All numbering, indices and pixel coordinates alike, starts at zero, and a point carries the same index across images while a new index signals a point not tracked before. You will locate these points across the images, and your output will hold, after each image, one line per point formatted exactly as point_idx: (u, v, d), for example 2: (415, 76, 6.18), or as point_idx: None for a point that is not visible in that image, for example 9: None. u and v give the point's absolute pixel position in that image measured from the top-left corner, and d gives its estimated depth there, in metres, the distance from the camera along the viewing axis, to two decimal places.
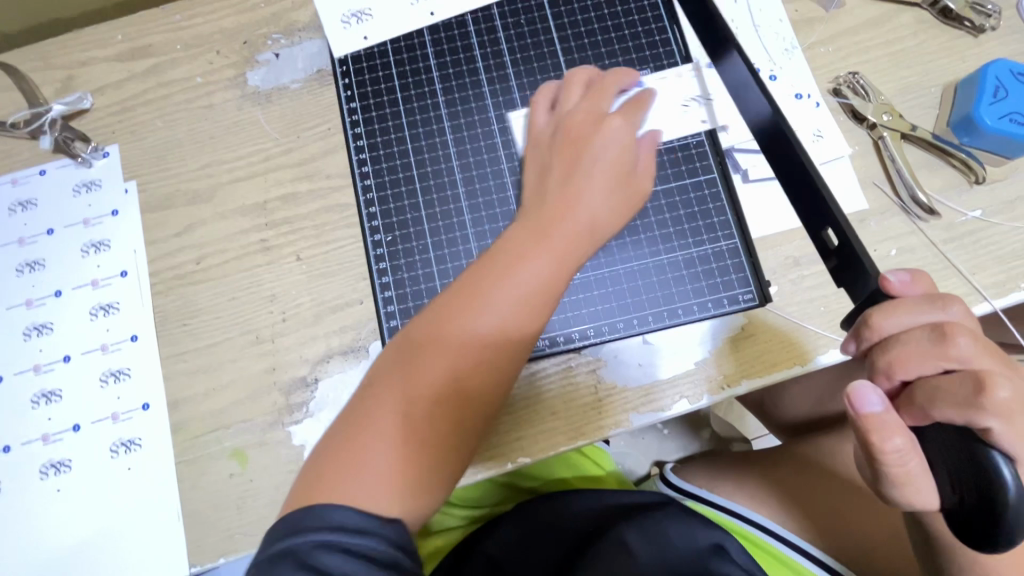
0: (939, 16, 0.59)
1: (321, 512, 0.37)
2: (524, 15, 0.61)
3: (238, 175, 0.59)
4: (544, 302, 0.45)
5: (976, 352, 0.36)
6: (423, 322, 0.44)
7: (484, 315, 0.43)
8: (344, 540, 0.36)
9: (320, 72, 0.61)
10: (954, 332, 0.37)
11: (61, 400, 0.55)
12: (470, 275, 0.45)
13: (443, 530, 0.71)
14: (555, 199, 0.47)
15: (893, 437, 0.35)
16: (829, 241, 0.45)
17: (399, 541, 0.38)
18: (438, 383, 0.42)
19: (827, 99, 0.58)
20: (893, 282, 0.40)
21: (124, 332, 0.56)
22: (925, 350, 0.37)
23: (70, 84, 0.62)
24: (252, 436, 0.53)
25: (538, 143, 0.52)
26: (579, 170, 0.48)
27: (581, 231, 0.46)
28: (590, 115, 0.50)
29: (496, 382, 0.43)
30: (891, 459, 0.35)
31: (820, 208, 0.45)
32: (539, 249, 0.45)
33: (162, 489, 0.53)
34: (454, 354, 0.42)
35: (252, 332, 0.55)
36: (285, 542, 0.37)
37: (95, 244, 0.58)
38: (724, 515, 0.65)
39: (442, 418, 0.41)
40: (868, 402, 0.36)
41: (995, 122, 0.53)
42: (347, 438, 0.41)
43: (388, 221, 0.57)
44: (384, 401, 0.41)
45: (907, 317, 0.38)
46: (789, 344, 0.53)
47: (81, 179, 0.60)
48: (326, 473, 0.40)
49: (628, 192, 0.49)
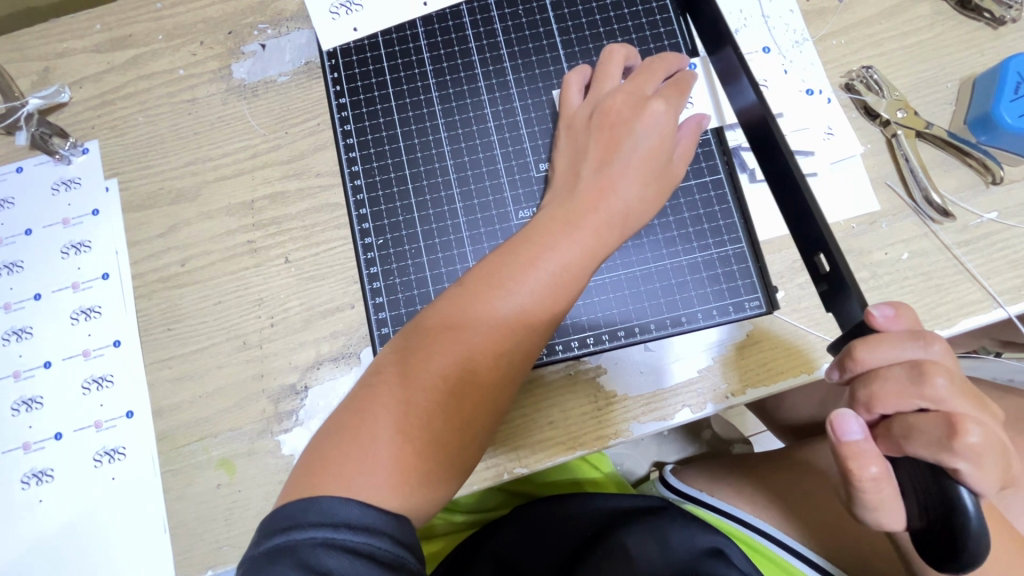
0: (958, 6, 0.57)
1: (324, 504, 0.36)
2: (522, 6, 0.58)
3: (223, 172, 0.57)
4: (571, 295, 0.43)
5: (951, 393, 0.35)
6: (451, 304, 0.42)
7: (514, 305, 0.41)
8: (349, 538, 0.35)
9: (308, 64, 0.58)
10: (932, 371, 0.36)
11: (42, 408, 0.53)
12: (500, 258, 0.43)
13: (438, 535, 0.70)
14: (588, 185, 0.46)
15: (870, 465, 0.36)
16: (820, 266, 0.45)
17: (404, 539, 0.36)
18: (455, 375, 0.40)
19: (838, 95, 0.56)
20: (877, 317, 0.39)
21: (106, 337, 0.54)
22: (903, 387, 0.37)
23: (47, 76, 0.59)
24: (240, 445, 0.52)
25: (571, 123, 0.50)
26: (612, 156, 0.46)
27: (613, 222, 0.44)
28: (629, 95, 0.48)
29: (515, 376, 0.42)
30: (868, 486, 0.36)
31: (813, 232, 0.44)
32: (571, 238, 0.43)
33: (148, 498, 0.51)
34: (481, 344, 0.41)
35: (239, 338, 0.53)
36: (284, 537, 0.35)
37: (76, 244, 0.56)
38: (728, 521, 0.64)
39: (460, 411, 0.40)
40: (848, 429, 0.37)
41: (1017, 120, 0.51)
42: (354, 423, 0.39)
43: (380, 223, 0.54)
44: (401, 386, 0.40)
45: (890, 352, 0.37)
46: (795, 352, 0.51)
47: (60, 177, 0.57)
48: (329, 462, 0.38)
49: (661, 181, 0.46)
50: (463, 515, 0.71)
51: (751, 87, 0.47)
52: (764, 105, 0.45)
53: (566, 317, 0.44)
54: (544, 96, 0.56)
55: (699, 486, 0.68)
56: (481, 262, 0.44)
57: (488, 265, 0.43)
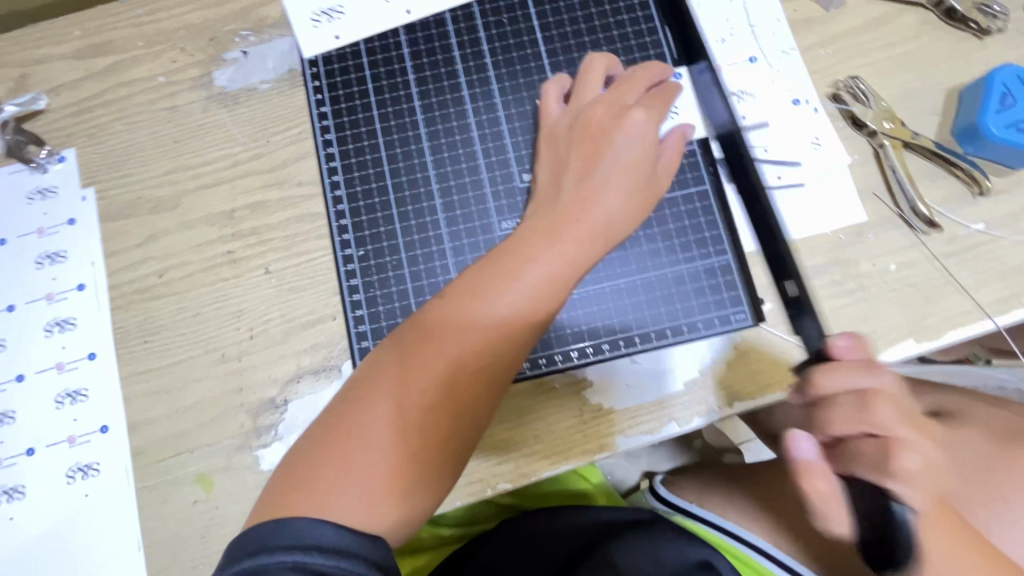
0: (944, 17, 0.56)
1: (296, 526, 0.35)
2: (507, 14, 0.57)
3: (203, 181, 0.56)
4: (551, 309, 0.42)
5: (896, 421, 0.37)
6: (429, 318, 0.41)
7: (493, 319, 0.41)
8: (318, 561, 0.34)
9: (290, 72, 0.57)
10: (880, 401, 0.37)
11: (14, 422, 0.52)
12: (480, 270, 0.42)
13: (423, 550, 0.69)
14: (570, 196, 0.45)
15: (820, 483, 0.37)
16: (788, 292, 0.51)
17: (380, 562, 0.36)
18: (431, 391, 0.39)
19: (825, 105, 0.56)
20: (837, 347, 0.40)
21: (81, 349, 0.53)
22: (853, 414, 0.38)
23: (24, 83, 0.58)
24: (217, 460, 0.50)
25: (553, 133, 0.50)
26: (594, 167, 0.45)
27: (596, 233, 0.44)
28: (610, 105, 0.47)
29: (497, 392, 0.41)
30: (819, 503, 0.37)
31: (784, 261, 0.50)
32: (553, 250, 0.42)
33: (122, 515, 0.50)
34: (459, 360, 0.40)
35: (218, 350, 0.52)
36: (251, 562, 0.34)
37: (51, 255, 0.55)
38: (718, 533, 0.63)
39: (438, 428, 0.39)
40: (801, 447, 0.38)
41: (1003, 131, 0.50)
42: (328, 442, 0.38)
43: (361, 234, 0.53)
44: (376, 403, 0.39)
45: (846, 379, 0.38)
46: (782, 364, 0.51)
47: (36, 186, 0.56)
48: (302, 482, 0.37)
49: (644, 192, 0.46)
50: (450, 528, 0.70)
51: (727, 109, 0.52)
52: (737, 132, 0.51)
53: (547, 330, 0.43)
54: (528, 105, 0.55)
55: (688, 497, 0.68)
56: (460, 276, 0.43)
57: (467, 279, 0.42)
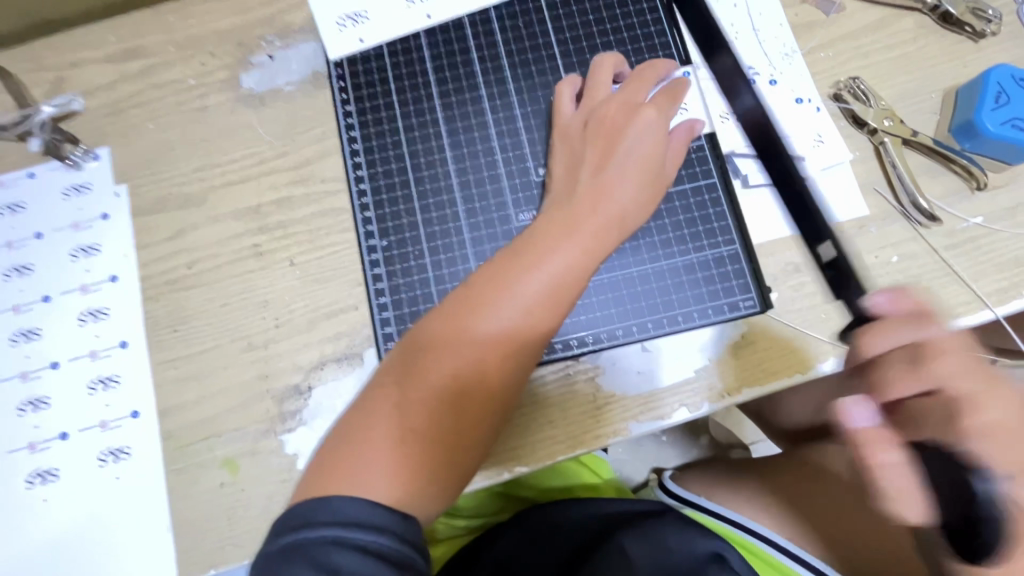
0: (940, 21, 0.59)
1: (333, 504, 0.37)
2: (523, 18, 0.60)
3: (231, 178, 0.58)
4: (571, 295, 0.45)
5: (959, 371, 0.41)
6: (454, 306, 0.44)
7: (516, 306, 0.43)
8: (356, 536, 0.35)
9: (314, 74, 0.60)
10: (934, 353, 0.41)
11: (49, 408, 0.54)
12: (501, 261, 0.45)
13: (440, 540, 0.71)
14: (586, 189, 0.47)
15: (887, 450, 0.40)
16: (822, 255, 0.53)
17: (410, 538, 0.37)
18: (459, 375, 0.41)
19: (827, 104, 0.58)
20: (882, 302, 0.44)
21: (113, 338, 0.55)
22: (907, 372, 0.42)
23: (60, 86, 0.61)
24: (243, 444, 0.52)
25: (566, 131, 0.52)
26: (609, 161, 0.48)
27: (612, 224, 0.46)
28: (622, 103, 0.50)
29: (522, 375, 0.43)
30: (886, 472, 0.40)
31: (818, 228, 0.53)
32: (571, 240, 0.45)
33: (152, 496, 0.52)
34: (485, 345, 0.42)
35: (245, 339, 0.54)
36: (294, 536, 0.36)
37: (84, 248, 0.57)
38: (728, 526, 0.64)
39: (467, 410, 0.42)
40: (859, 416, 0.40)
41: (998, 128, 0.53)
42: (365, 422, 0.41)
43: (384, 225, 0.56)
44: (407, 387, 0.41)
45: (893, 337, 0.42)
46: (789, 351, 0.52)
47: (72, 182, 0.59)
48: (342, 462, 0.40)
49: (656, 184, 0.48)
50: (465, 520, 0.72)
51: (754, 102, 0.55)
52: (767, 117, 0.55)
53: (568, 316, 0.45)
54: (541, 104, 0.58)
55: (697, 491, 0.69)
56: (483, 267, 0.45)
57: (490, 269, 0.44)
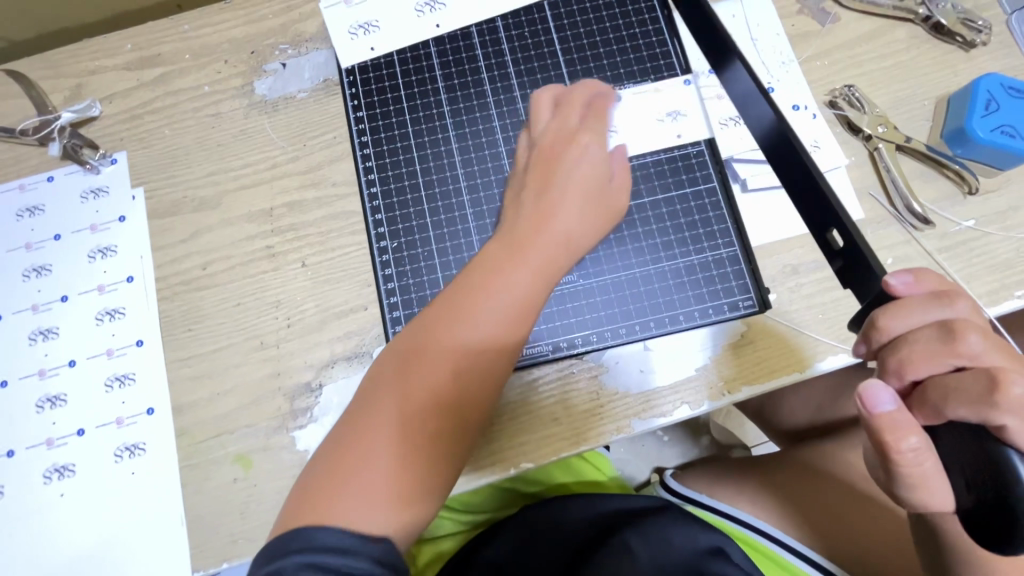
0: (932, 31, 0.61)
1: (306, 533, 0.37)
2: (528, 28, 0.62)
3: (244, 182, 0.60)
4: (524, 318, 0.45)
5: (987, 348, 0.36)
6: (397, 343, 0.44)
7: (463, 332, 0.43)
8: (327, 559, 0.36)
9: (326, 81, 0.62)
10: (963, 330, 0.37)
11: (66, 405, 0.55)
12: (447, 292, 0.45)
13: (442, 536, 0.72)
14: (530, 215, 0.48)
15: (909, 436, 0.35)
16: (834, 243, 0.46)
17: (382, 558, 0.38)
18: (414, 404, 0.42)
19: (823, 111, 0.60)
20: (897, 285, 0.39)
21: (129, 336, 0.56)
22: (934, 350, 0.37)
23: (79, 92, 0.63)
24: (256, 440, 0.54)
25: (515, 164, 0.54)
26: (552, 186, 0.49)
27: (558, 244, 0.47)
28: (558, 134, 0.52)
29: (479, 394, 0.44)
30: (909, 458, 0.36)
31: (826, 210, 0.45)
32: (513, 264, 0.46)
33: (166, 491, 0.53)
34: (434, 372, 0.42)
35: (258, 338, 0.56)
36: (269, 565, 0.36)
37: (102, 249, 0.59)
38: (729, 522, 0.65)
39: (428, 436, 0.41)
40: (881, 401, 0.36)
41: (988, 134, 0.54)
42: (322, 463, 0.41)
43: (394, 228, 0.57)
44: (366, 421, 0.42)
45: (916, 315, 0.38)
46: (788, 350, 0.54)
47: (89, 186, 0.60)
48: (311, 499, 0.40)
49: (600, 204, 0.50)
50: (468, 517, 0.72)
51: (766, 102, 0.48)
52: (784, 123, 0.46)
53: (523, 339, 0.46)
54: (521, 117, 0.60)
55: (699, 489, 0.70)
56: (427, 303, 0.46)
57: (435, 301, 0.45)
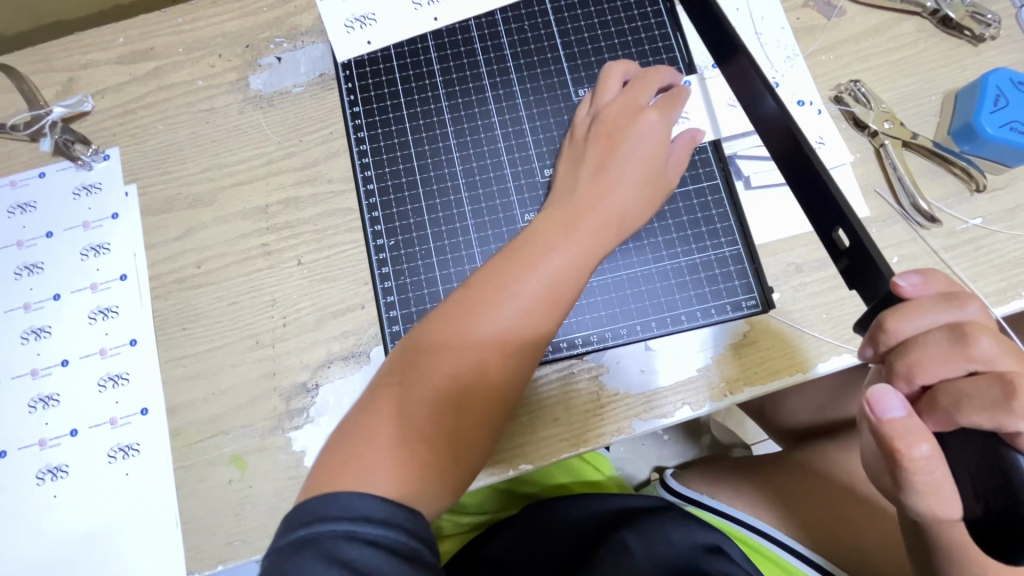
0: (939, 25, 0.60)
1: (343, 499, 0.37)
2: (527, 21, 0.61)
3: (239, 178, 0.59)
4: (571, 297, 0.45)
5: (999, 352, 0.35)
6: (457, 305, 0.44)
7: (517, 305, 0.43)
8: (367, 530, 0.35)
9: (322, 76, 0.61)
10: (975, 332, 0.36)
11: (59, 405, 0.54)
12: (505, 260, 0.45)
13: (443, 537, 0.72)
14: (586, 189, 0.48)
15: (920, 443, 0.35)
16: (840, 242, 0.45)
17: (419, 534, 0.37)
18: (460, 372, 0.42)
19: (828, 107, 0.59)
20: (905, 287, 0.38)
21: (123, 336, 0.56)
22: (945, 353, 0.36)
23: (70, 87, 0.62)
24: (251, 441, 0.53)
25: (574, 135, 0.53)
26: (610, 162, 0.49)
27: (610, 224, 0.47)
28: (625, 107, 0.51)
29: (525, 368, 0.44)
30: (920, 466, 0.35)
31: (832, 208, 0.44)
32: (572, 238, 0.45)
33: (161, 493, 0.52)
34: (488, 341, 0.43)
35: (253, 337, 0.55)
36: (306, 531, 0.36)
37: (94, 247, 0.58)
38: (729, 522, 0.65)
39: (469, 407, 0.42)
40: (890, 406, 0.35)
41: (997, 131, 0.53)
42: (368, 422, 0.41)
43: (391, 225, 0.57)
44: (415, 382, 0.42)
45: (924, 317, 0.37)
46: (790, 350, 0.53)
47: (82, 182, 0.59)
48: (345, 457, 0.40)
49: (655, 187, 0.49)
50: (469, 517, 0.72)
51: (770, 95, 0.47)
52: (786, 114, 0.45)
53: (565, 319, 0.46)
54: (521, 112, 0.59)
55: (700, 489, 0.69)
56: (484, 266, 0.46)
57: (493, 266, 0.45)
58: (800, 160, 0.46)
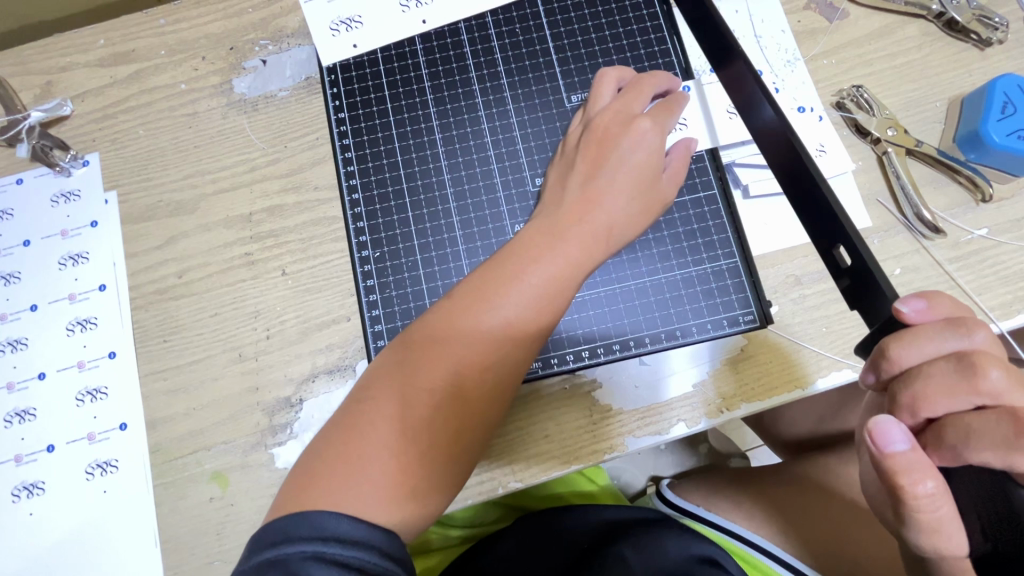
0: (945, 28, 0.58)
1: (314, 519, 0.35)
2: (519, 24, 0.59)
3: (222, 185, 0.57)
4: (556, 310, 0.44)
5: (1009, 385, 0.33)
6: (438, 319, 0.42)
7: (501, 319, 0.42)
8: (335, 551, 0.34)
9: (308, 80, 0.59)
10: (984, 363, 0.34)
11: (35, 419, 0.53)
12: (490, 272, 0.43)
13: (434, 550, 0.69)
14: (575, 199, 0.47)
15: (925, 480, 0.33)
16: (840, 260, 0.43)
17: (394, 554, 0.36)
18: (439, 389, 0.40)
19: (829, 113, 0.57)
20: (907, 313, 0.36)
21: (101, 348, 0.54)
22: (951, 385, 0.34)
23: (49, 90, 0.60)
24: (233, 458, 0.51)
25: (565, 143, 0.52)
26: (600, 172, 0.47)
27: (598, 235, 0.45)
28: (618, 112, 0.49)
29: (508, 384, 0.42)
30: (924, 504, 0.33)
31: (832, 225, 0.43)
32: (557, 249, 0.44)
33: (139, 511, 0.51)
34: (469, 358, 0.41)
35: (235, 349, 0.53)
36: (274, 552, 0.34)
37: (73, 256, 0.56)
38: (724, 535, 0.63)
39: (448, 426, 0.40)
40: (894, 439, 0.34)
41: (1005, 139, 0.51)
42: (344, 437, 0.39)
43: (377, 236, 0.55)
44: (391, 399, 0.40)
45: (928, 346, 0.35)
46: (789, 365, 0.51)
47: (60, 189, 0.58)
48: (317, 476, 0.38)
49: (648, 197, 0.47)
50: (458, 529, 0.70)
51: (767, 103, 0.45)
52: (785, 121, 0.44)
53: (550, 334, 0.44)
54: (512, 119, 0.57)
55: (696, 501, 0.67)
56: (468, 276, 0.44)
57: (476, 278, 0.43)
58: (799, 174, 0.44)
